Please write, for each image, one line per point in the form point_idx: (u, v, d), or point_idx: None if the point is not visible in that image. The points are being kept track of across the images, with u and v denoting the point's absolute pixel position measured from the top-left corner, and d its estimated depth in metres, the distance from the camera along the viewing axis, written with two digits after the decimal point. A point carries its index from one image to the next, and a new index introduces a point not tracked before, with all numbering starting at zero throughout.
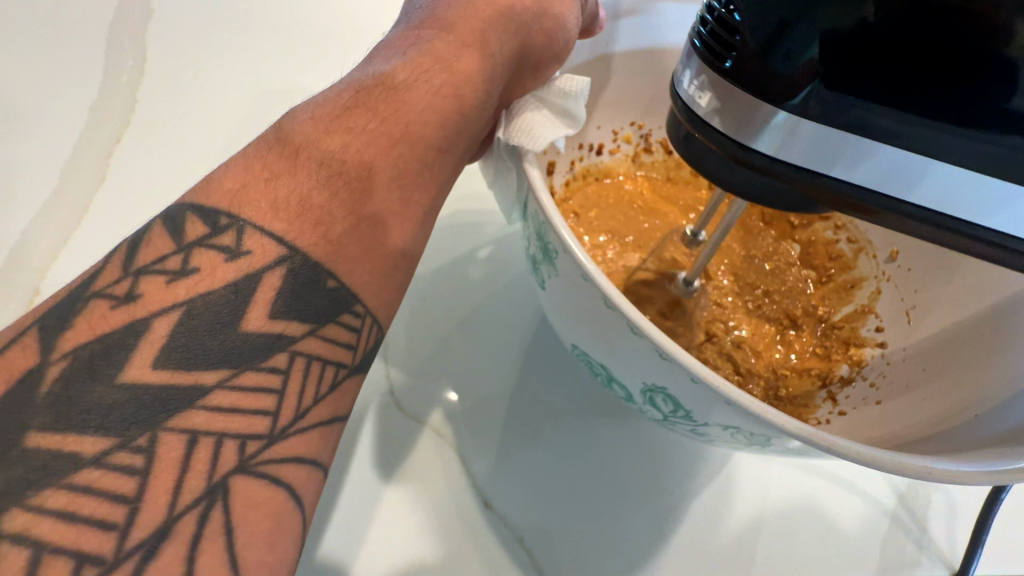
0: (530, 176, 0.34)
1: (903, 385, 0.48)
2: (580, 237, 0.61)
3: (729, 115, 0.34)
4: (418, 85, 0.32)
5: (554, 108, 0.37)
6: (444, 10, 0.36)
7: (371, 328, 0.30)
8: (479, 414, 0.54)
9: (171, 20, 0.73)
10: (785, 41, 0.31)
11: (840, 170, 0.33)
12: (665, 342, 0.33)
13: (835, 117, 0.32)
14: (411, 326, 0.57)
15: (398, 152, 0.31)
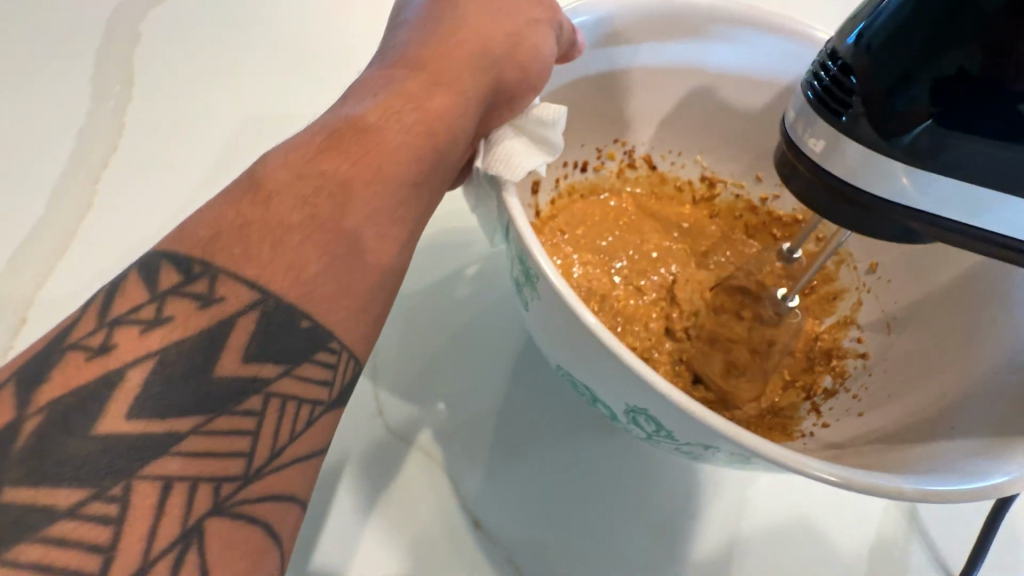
0: (510, 205, 0.35)
1: (884, 395, 0.49)
2: (567, 256, 0.62)
3: (869, 162, 0.38)
4: (390, 125, 0.33)
5: (532, 136, 0.38)
6: (416, 48, 0.37)
7: (348, 363, 0.30)
8: (468, 433, 0.54)
9: (158, 45, 0.74)
10: (906, 91, 0.36)
11: (903, 203, 0.38)
12: (643, 369, 0.34)
13: (956, 153, 0.37)
14: (400, 347, 0.58)
15: (372, 192, 0.31)
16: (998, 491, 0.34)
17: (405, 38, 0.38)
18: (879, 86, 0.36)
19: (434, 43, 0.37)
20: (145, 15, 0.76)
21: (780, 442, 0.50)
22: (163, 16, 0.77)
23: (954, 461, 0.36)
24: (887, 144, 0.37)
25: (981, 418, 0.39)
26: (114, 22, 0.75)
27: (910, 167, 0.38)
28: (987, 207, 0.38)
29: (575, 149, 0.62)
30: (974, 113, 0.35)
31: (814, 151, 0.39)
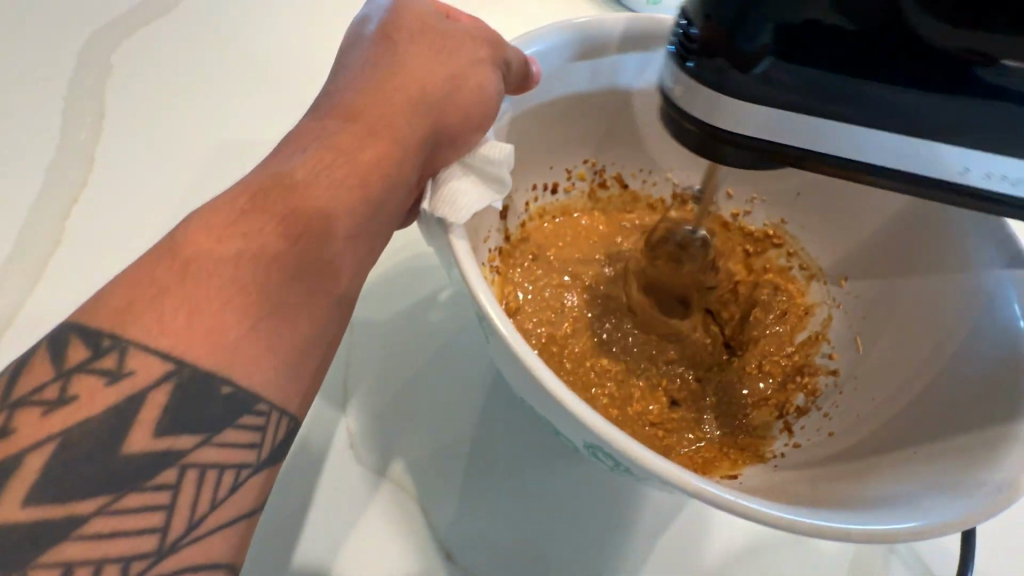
0: (454, 246, 0.34)
1: (855, 416, 0.48)
2: (539, 277, 0.61)
3: (736, 108, 0.36)
4: (319, 181, 0.33)
5: (482, 175, 0.38)
6: (350, 97, 0.37)
7: (278, 421, 0.30)
8: (438, 463, 0.54)
9: (130, 77, 0.75)
10: (748, 27, 0.33)
11: (814, 144, 0.37)
12: (584, 410, 0.34)
13: (822, 89, 0.35)
14: (371, 377, 0.57)
15: (303, 248, 0.32)
16: (948, 527, 0.34)
17: (347, 83, 0.38)
18: (717, 26, 0.34)
19: (375, 88, 0.37)
20: (118, 47, 0.77)
21: (752, 465, 0.49)
22: (136, 48, 0.77)
23: (909, 494, 0.36)
24: (742, 84, 0.35)
25: (944, 450, 0.39)
26: (87, 54, 0.75)
27: (766, 106, 0.36)
28: (929, 156, 0.36)
29: (544, 172, 0.62)
30: (829, 52, 0.33)
31: (679, 99, 0.38)
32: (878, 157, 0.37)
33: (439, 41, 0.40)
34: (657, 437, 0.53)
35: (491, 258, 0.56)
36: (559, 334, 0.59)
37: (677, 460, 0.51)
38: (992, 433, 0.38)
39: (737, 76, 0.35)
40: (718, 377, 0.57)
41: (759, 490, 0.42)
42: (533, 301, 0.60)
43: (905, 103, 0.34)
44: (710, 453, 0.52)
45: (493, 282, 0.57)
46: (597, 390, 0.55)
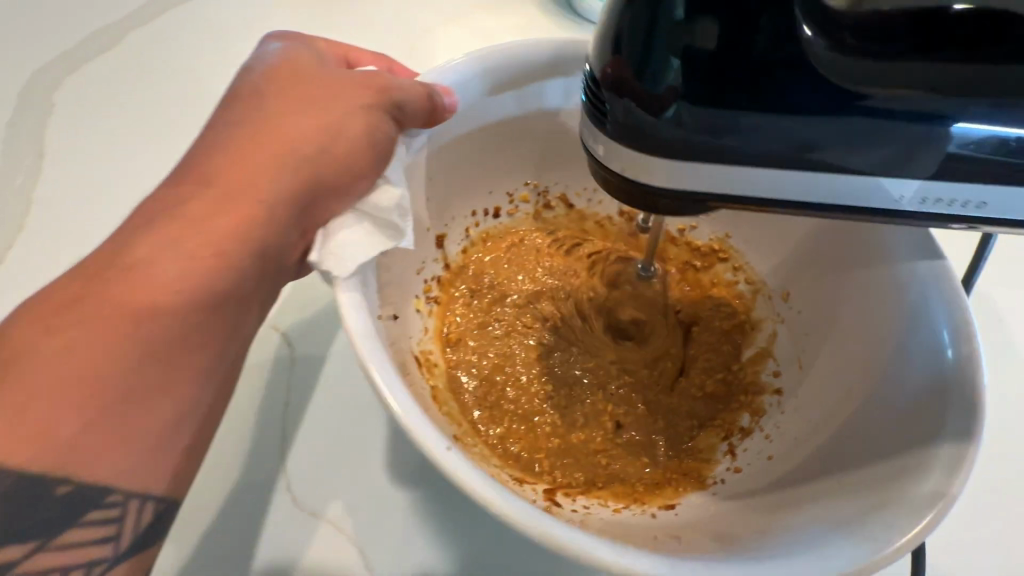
0: (341, 300, 0.33)
1: (794, 438, 0.48)
2: (485, 302, 0.60)
3: (667, 165, 0.35)
4: (163, 255, 0.31)
5: (376, 220, 0.37)
6: (206, 160, 0.35)
7: (132, 513, 0.29)
8: (376, 504, 0.53)
9: (72, 113, 0.74)
10: (654, 72, 0.33)
11: (738, 188, 0.36)
12: (475, 478, 0.31)
13: (744, 131, 0.33)
14: (312, 417, 0.57)
15: (144, 330, 0.30)
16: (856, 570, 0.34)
17: (212, 140, 0.36)
18: (624, 70, 0.34)
19: (239, 146, 0.35)
20: (62, 83, 0.76)
21: (691, 492, 0.49)
22: (80, 84, 0.76)
23: (831, 534, 0.36)
24: (656, 129, 0.34)
25: (862, 486, 0.39)
26: (31, 92, 0.75)
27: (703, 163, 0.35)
28: (826, 179, 0.35)
29: (483, 197, 0.61)
30: (743, 95, 0.33)
31: (612, 162, 0.37)
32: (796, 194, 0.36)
33: (312, 87, 0.37)
34: (600, 465, 0.51)
35: (426, 289, 0.56)
36: (500, 359, 0.57)
37: (621, 490, 0.50)
38: (901, 470, 0.39)
39: (655, 125, 0.34)
40: (666, 398, 0.57)
41: (692, 530, 0.41)
42: (475, 328, 0.58)
43: (797, 129, 0.33)
44: (652, 479, 0.51)
45: (431, 313, 0.56)
46: (540, 418, 0.54)
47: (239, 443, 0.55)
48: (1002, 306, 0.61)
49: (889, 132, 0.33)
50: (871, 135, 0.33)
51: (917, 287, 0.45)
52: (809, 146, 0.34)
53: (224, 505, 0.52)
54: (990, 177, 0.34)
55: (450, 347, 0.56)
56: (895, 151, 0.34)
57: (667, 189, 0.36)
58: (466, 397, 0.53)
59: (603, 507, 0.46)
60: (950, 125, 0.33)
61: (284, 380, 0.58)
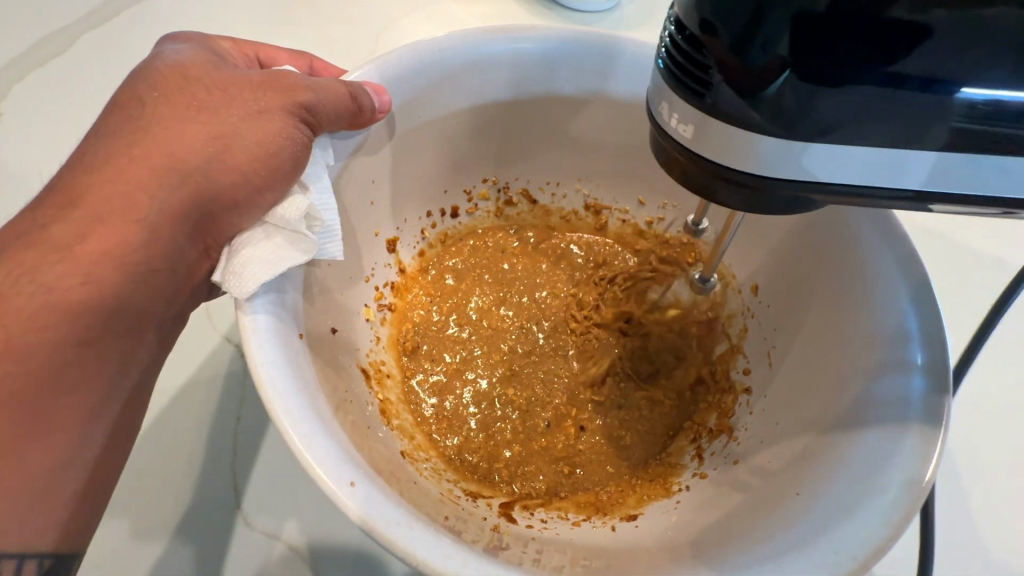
0: (244, 325, 0.31)
1: (761, 439, 0.46)
2: (446, 308, 0.57)
3: (749, 147, 0.30)
4: (22, 287, 0.30)
5: (286, 233, 0.34)
6: (79, 175, 0.33)
7: (13, 572, 0.27)
8: (332, 524, 0.51)
9: (16, 120, 0.70)
10: (763, 31, 0.28)
11: (791, 172, 0.31)
12: (379, 517, 0.27)
13: (837, 108, 0.29)
14: (266, 434, 0.55)
15: (5, 371, 0.28)
16: None
17: (88, 155, 0.33)
18: (723, 35, 0.29)
19: (115, 161, 0.33)
20: (6, 92, 0.72)
21: (656, 500, 0.47)
22: (23, 92, 0.72)
23: (785, 549, 0.34)
24: (749, 107, 0.29)
25: (826, 493, 0.37)
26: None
27: (789, 146, 0.30)
28: (864, 160, 0.31)
29: (438, 196, 0.58)
30: (850, 64, 0.28)
31: (690, 141, 0.32)
32: (854, 176, 0.31)
33: (203, 91, 0.35)
34: (562, 473, 0.50)
35: (378, 297, 0.53)
36: (458, 364, 0.54)
37: (582, 500, 0.48)
38: (866, 481, 0.36)
39: (750, 102, 0.29)
40: (634, 399, 0.54)
41: (649, 546, 0.39)
42: (433, 334, 0.56)
43: (880, 103, 0.29)
44: (613, 485, 0.50)
45: (384, 321, 0.53)
46: (501, 425, 0.52)
47: (187, 465, 0.53)
48: (980, 303, 0.59)
49: (918, 104, 0.29)
50: (914, 110, 0.29)
51: (888, 280, 0.42)
52: (845, 127, 0.30)
53: (177, 525, 0.51)
54: (1000, 152, 0.30)
55: (406, 356, 0.53)
56: (906, 126, 0.29)
57: (741, 170, 0.31)
58: (424, 409, 0.51)
59: (561, 519, 0.45)
60: (959, 91, 0.28)
61: (236, 395, 0.57)
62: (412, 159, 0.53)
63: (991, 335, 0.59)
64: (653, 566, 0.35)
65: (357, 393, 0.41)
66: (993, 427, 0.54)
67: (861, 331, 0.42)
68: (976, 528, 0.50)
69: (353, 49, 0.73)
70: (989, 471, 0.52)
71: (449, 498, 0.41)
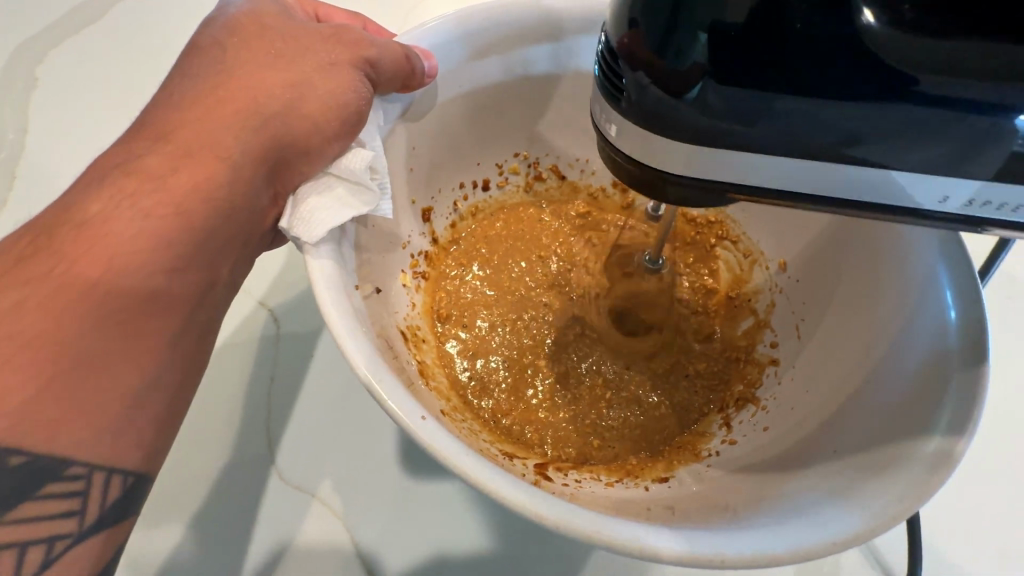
0: (311, 268, 0.32)
1: (788, 408, 0.47)
2: (473, 280, 0.58)
3: (683, 150, 0.32)
4: (119, 213, 0.31)
5: (347, 185, 0.36)
6: (168, 114, 0.34)
7: (102, 483, 0.29)
8: (365, 481, 0.53)
9: (56, 85, 0.72)
10: (677, 38, 0.29)
11: (740, 177, 0.32)
12: (448, 448, 0.30)
13: (765, 114, 0.30)
14: (302, 394, 0.56)
15: (103, 291, 0.29)
16: (844, 544, 0.33)
17: (176, 95, 0.35)
18: (645, 43, 0.30)
19: (203, 101, 0.34)
20: (45, 59, 0.74)
21: (685, 465, 0.48)
22: (64, 57, 0.74)
23: (823, 502, 0.36)
24: (675, 109, 0.30)
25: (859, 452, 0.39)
26: (10, 66, 0.73)
27: (738, 152, 0.31)
28: (845, 177, 0.31)
29: (472, 167, 0.59)
30: (760, 73, 0.29)
31: (623, 140, 0.33)
32: (841, 192, 0.32)
33: (280, 41, 0.37)
34: (591, 442, 0.51)
35: (413, 264, 0.54)
36: (488, 333, 0.56)
37: (613, 464, 0.49)
38: (901, 439, 0.38)
39: (676, 104, 0.30)
40: (660, 370, 0.55)
41: (685, 501, 0.41)
42: (465, 302, 0.57)
43: (838, 117, 0.29)
44: (645, 451, 0.51)
45: (419, 289, 0.54)
46: (533, 391, 0.53)
47: (229, 417, 0.55)
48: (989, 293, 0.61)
49: (953, 127, 0.29)
50: (929, 128, 0.29)
51: (922, 248, 0.43)
52: (839, 141, 0.30)
53: (216, 478, 0.53)
54: None
55: (440, 322, 0.55)
56: (948, 147, 0.30)
57: (685, 176, 0.33)
58: (459, 372, 0.53)
59: (594, 480, 0.46)
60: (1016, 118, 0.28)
61: (270, 359, 0.58)
62: (454, 126, 0.54)
63: (1007, 325, 0.60)
64: (699, 517, 0.37)
65: (401, 348, 0.42)
66: (1000, 413, 0.56)
67: (898, 300, 0.43)
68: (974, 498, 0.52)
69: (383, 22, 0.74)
70: (1000, 455, 0.54)
71: (489, 455, 0.42)
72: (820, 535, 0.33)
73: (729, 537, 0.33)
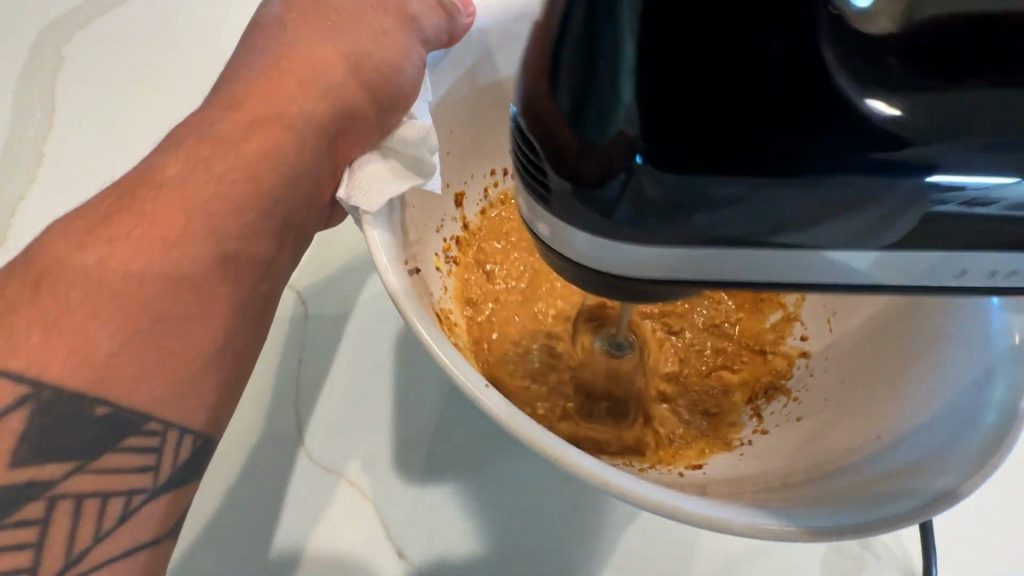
0: (368, 238, 0.33)
1: (822, 401, 0.47)
2: (500, 267, 0.58)
3: (623, 252, 0.29)
4: (196, 177, 0.32)
5: (404, 158, 0.36)
6: (237, 87, 0.36)
7: (174, 440, 0.30)
8: (394, 460, 0.53)
9: (82, 64, 0.73)
10: (592, 118, 0.26)
11: (670, 271, 0.30)
12: (506, 412, 0.32)
13: (707, 198, 0.27)
14: (332, 373, 0.57)
15: (181, 252, 0.30)
16: (889, 526, 0.34)
17: (243, 71, 0.37)
18: (565, 129, 0.27)
19: (268, 73, 0.36)
20: (70, 39, 0.74)
21: (717, 453, 0.48)
22: (91, 37, 0.74)
23: (869, 484, 0.37)
24: (609, 199, 0.27)
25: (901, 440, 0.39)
26: (37, 44, 0.73)
27: (662, 245, 0.28)
28: (820, 265, 0.29)
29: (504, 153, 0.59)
30: (683, 148, 0.26)
31: (559, 230, 0.29)
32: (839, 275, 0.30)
33: (334, 14, 0.39)
34: (623, 427, 0.51)
35: (445, 248, 0.54)
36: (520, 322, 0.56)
37: (645, 451, 0.50)
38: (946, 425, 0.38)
39: (604, 196, 0.27)
40: (690, 360, 0.56)
41: (720, 483, 0.41)
42: (493, 290, 0.57)
43: (735, 201, 0.27)
44: (678, 437, 0.51)
45: (450, 273, 0.54)
46: (564, 377, 0.54)
47: (259, 393, 0.55)
48: None
49: (872, 191, 0.27)
50: (831, 200, 0.27)
51: None
52: (707, 228, 0.28)
53: (248, 453, 0.53)
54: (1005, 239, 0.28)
55: (471, 308, 0.54)
56: (863, 229, 0.28)
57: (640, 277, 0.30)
58: (490, 356, 0.53)
59: (628, 465, 0.46)
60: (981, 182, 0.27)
61: (299, 337, 0.58)
62: (491, 108, 0.54)
63: None
64: (744, 496, 0.38)
65: None
66: None
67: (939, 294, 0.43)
68: (1010, 489, 0.52)
69: None
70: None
71: None
72: (865, 515, 0.34)
73: (773, 513, 0.34)
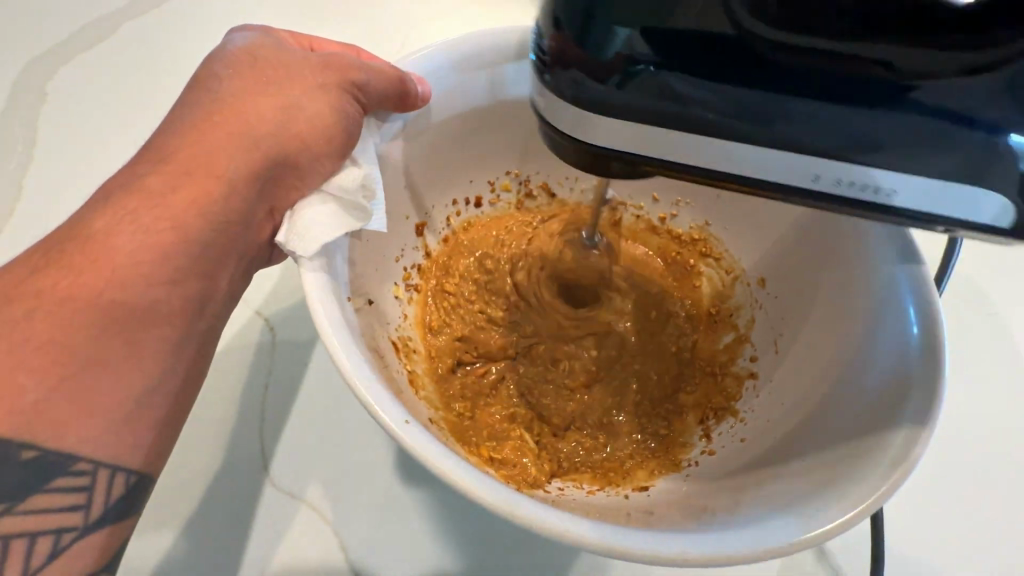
0: (304, 279, 0.37)
1: (765, 422, 0.49)
2: (462, 293, 0.60)
3: (610, 125, 0.34)
4: (123, 228, 0.35)
5: (341, 202, 0.41)
6: (171, 139, 0.39)
7: (104, 479, 0.32)
8: (353, 485, 0.55)
9: (64, 100, 0.75)
10: (594, 33, 0.32)
11: (631, 146, 0.34)
12: (427, 449, 0.34)
13: (688, 92, 0.32)
14: (298, 400, 0.58)
15: (108, 299, 0.33)
16: (802, 546, 0.36)
17: (178, 124, 0.40)
18: (568, 38, 0.32)
19: (199, 126, 0.40)
20: (53, 74, 0.77)
21: (667, 474, 0.50)
22: (72, 72, 0.77)
23: (790, 505, 0.39)
24: (603, 92, 0.33)
25: (825, 463, 0.41)
26: (20, 81, 0.76)
27: (626, 118, 0.33)
28: (819, 169, 0.34)
29: (465, 184, 0.60)
30: (683, 58, 0.31)
31: (564, 123, 0.35)
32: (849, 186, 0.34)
33: (272, 69, 0.43)
34: (578, 450, 0.53)
35: (406, 277, 0.55)
36: (485, 345, 0.57)
37: (596, 473, 0.51)
38: (864, 445, 0.41)
39: (604, 89, 0.33)
40: (644, 382, 0.57)
41: (665, 506, 0.43)
42: (454, 318, 0.58)
43: (726, 94, 0.32)
44: (631, 458, 0.52)
45: (411, 301, 0.56)
46: (521, 402, 0.55)
47: (218, 421, 0.57)
48: (967, 310, 0.64)
49: (900, 105, 0.31)
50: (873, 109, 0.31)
51: (887, 264, 0.46)
52: (682, 114, 0.33)
53: (203, 481, 0.54)
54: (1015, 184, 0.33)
55: (432, 335, 0.56)
56: (886, 131, 0.32)
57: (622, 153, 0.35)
58: (449, 384, 0.54)
59: (577, 488, 0.48)
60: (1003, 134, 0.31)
61: (264, 362, 0.60)
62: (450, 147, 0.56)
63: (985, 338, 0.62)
64: (675, 521, 0.39)
65: (393, 362, 0.44)
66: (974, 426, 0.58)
67: (867, 320, 0.46)
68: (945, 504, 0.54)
69: (381, 49, 0.79)
70: (971, 465, 0.56)
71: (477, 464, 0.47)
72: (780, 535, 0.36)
73: (693, 538, 0.36)
